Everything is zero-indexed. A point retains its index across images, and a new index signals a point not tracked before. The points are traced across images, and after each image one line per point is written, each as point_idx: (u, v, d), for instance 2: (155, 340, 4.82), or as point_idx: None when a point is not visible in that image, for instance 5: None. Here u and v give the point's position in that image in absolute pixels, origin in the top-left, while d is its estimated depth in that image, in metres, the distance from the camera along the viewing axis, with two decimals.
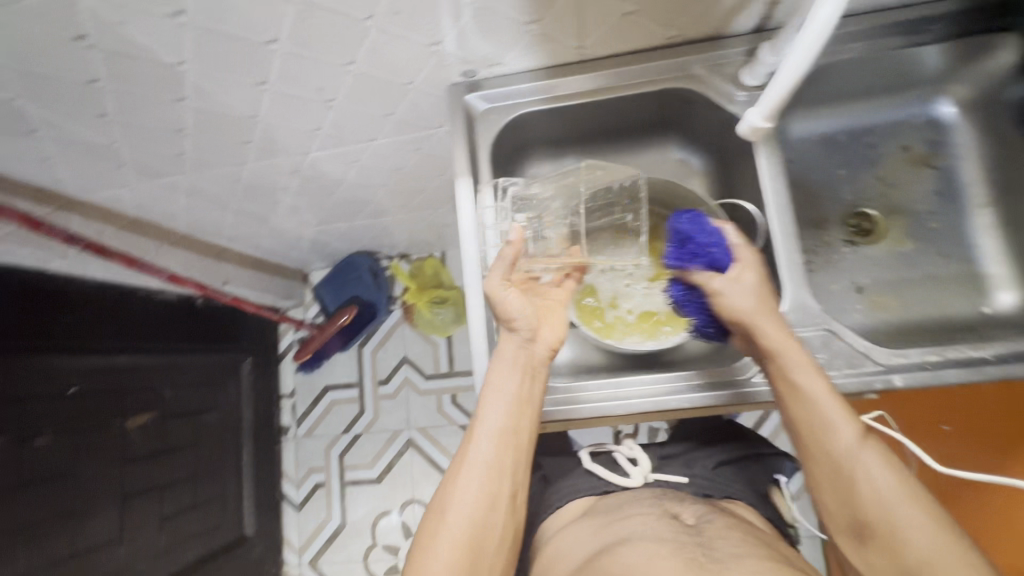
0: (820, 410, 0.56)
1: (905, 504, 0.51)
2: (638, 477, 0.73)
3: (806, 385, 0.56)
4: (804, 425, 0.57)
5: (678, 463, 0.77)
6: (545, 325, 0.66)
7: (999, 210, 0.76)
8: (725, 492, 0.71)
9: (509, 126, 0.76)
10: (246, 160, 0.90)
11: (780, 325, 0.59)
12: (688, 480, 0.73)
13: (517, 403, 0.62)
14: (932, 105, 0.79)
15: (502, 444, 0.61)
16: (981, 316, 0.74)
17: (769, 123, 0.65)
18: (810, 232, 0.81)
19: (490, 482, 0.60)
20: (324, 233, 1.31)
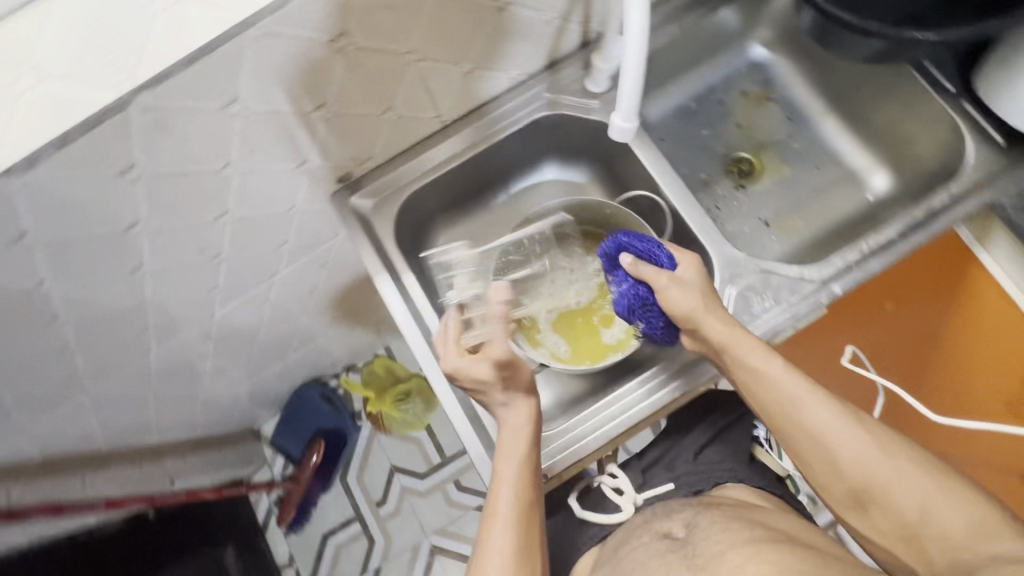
0: (783, 384, 0.58)
1: (894, 463, 0.55)
2: (628, 505, 0.73)
3: (765, 363, 0.59)
4: (773, 406, 0.59)
5: (663, 468, 0.76)
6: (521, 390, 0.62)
7: (839, 113, 0.86)
8: (714, 480, 0.73)
9: (403, 208, 0.76)
10: (148, 348, 0.83)
11: (724, 318, 0.61)
12: (675, 484, 0.74)
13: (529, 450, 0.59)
14: (748, 52, 0.89)
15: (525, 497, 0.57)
16: (870, 204, 0.83)
17: (632, 124, 0.68)
18: (704, 192, 0.87)
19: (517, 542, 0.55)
20: (261, 382, 1.23)
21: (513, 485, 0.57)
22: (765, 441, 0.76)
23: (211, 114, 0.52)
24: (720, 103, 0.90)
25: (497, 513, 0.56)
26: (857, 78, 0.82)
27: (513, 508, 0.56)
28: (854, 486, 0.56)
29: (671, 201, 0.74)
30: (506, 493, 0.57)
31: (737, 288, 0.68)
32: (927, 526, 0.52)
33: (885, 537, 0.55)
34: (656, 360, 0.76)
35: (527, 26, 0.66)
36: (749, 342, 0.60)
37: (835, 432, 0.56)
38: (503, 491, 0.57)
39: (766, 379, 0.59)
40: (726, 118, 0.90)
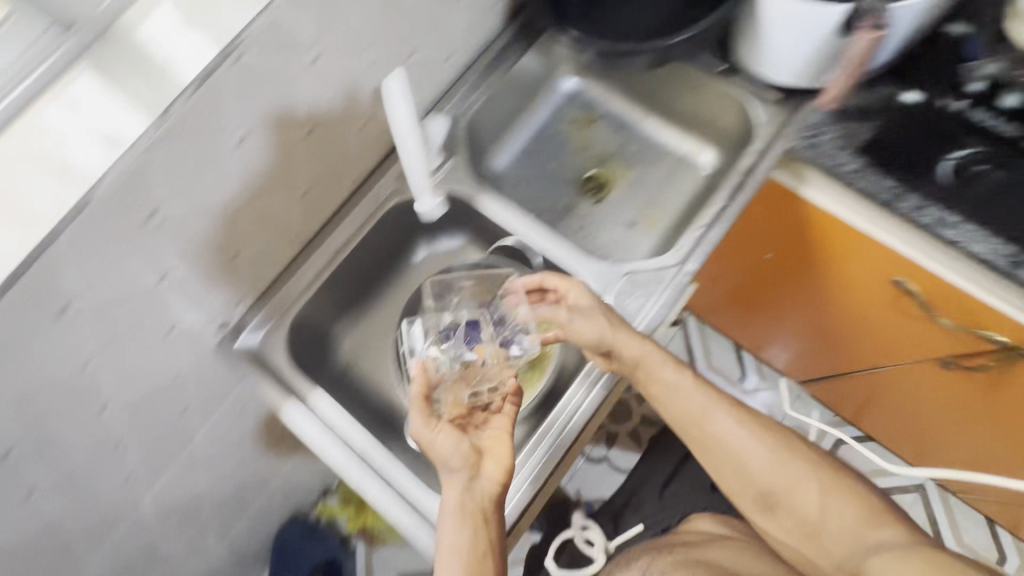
0: (694, 398, 0.72)
1: (790, 469, 0.70)
2: (600, 554, 1.06)
3: (679, 387, 0.72)
4: (687, 421, 0.72)
5: None
6: (487, 457, 0.62)
7: (653, 112, 0.96)
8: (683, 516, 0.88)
9: (293, 333, 0.78)
10: (82, 562, 0.78)
11: (633, 335, 0.69)
12: (644, 525, 1.07)
13: (463, 505, 0.59)
14: (560, 86, 0.98)
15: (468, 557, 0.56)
16: (707, 179, 0.91)
17: (439, 199, 0.79)
18: (570, 217, 0.94)
19: None
20: (231, 544, 1.17)
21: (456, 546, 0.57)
22: None
23: (53, 327, 0.53)
24: (557, 136, 0.97)
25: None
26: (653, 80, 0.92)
27: (456, 568, 0.56)
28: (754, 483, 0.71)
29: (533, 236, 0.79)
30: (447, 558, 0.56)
31: (613, 295, 0.73)
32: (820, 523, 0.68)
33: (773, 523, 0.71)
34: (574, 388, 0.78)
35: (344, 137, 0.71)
36: (665, 371, 0.71)
37: (737, 441, 0.71)
38: (445, 556, 0.56)
39: (687, 394, 0.72)
40: (566, 146, 0.98)
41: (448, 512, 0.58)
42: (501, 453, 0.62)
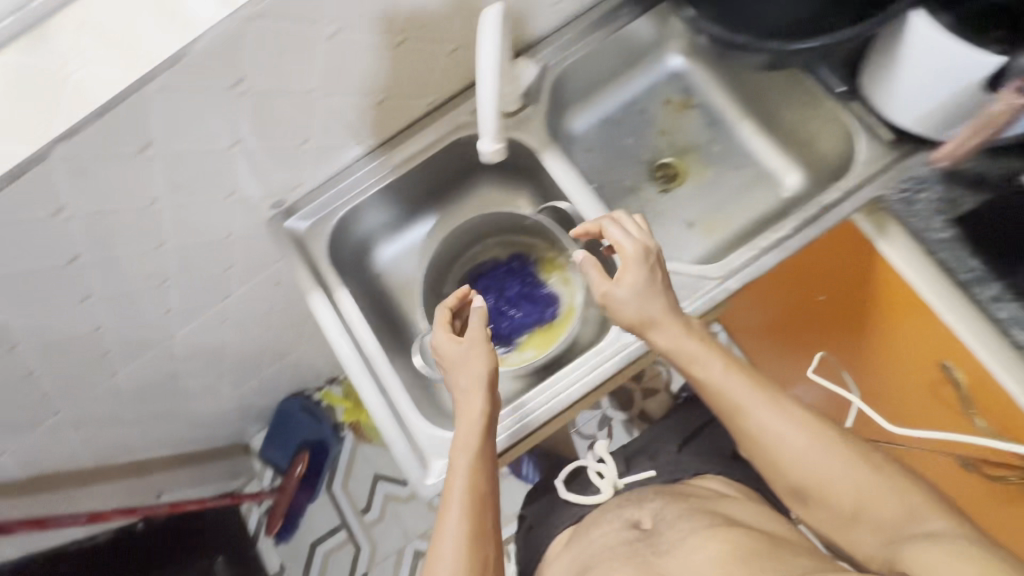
0: (725, 389, 0.64)
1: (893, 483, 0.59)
2: (609, 488, 0.86)
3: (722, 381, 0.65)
4: (722, 408, 0.65)
5: (645, 456, 0.89)
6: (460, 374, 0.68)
7: (755, 116, 0.90)
8: (688, 471, 0.85)
9: (336, 230, 0.82)
10: (118, 368, 0.90)
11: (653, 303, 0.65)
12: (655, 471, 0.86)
13: (478, 485, 0.63)
14: (666, 62, 0.93)
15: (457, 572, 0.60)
16: (786, 200, 0.86)
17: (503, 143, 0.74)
18: (630, 199, 0.92)
19: (468, 519, 0.62)
20: (242, 396, 1.35)
21: (452, 558, 0.60)
22: None
23: (129, 158, 0.58)
24: (718, 140, 0.92)
25: (448, 535, 0.61)
26: (761, 82, 0.86)
27: (459, 538, 0.61)
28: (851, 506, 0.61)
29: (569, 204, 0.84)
30: (448, 553, 0.60)
31: None
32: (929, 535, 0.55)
33: (846, 539, 0.63)
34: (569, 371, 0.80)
35: (480, 50, 0.65)
36: (710, 373, 0.64)
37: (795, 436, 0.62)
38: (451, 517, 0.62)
39: (733, 389, 0.64)
40: (648, 127, 0.95)
41: (464, 488, 0.63)
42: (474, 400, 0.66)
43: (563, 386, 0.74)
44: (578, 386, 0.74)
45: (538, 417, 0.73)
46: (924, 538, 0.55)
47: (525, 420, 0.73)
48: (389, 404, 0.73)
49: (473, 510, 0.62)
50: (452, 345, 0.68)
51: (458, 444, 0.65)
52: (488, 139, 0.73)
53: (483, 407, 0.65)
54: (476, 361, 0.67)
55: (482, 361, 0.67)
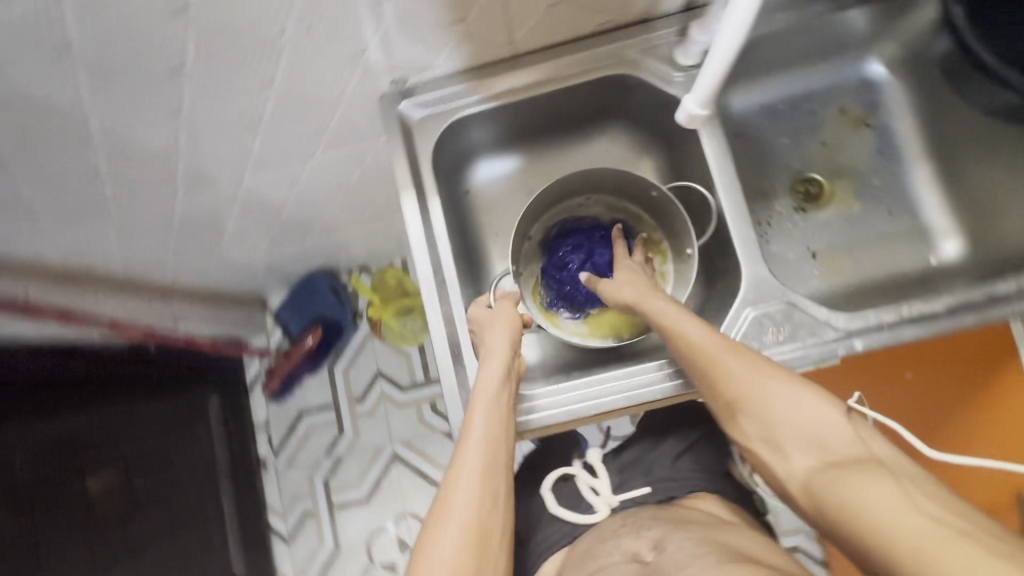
0: (713, 352, 0.59)
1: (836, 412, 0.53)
2: (603, 507, 0.74)
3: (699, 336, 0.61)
4: (704, 367, 0.60)
5: (639, 473, 0.77)
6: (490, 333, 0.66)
7: (935, 163, 0.79)
8: (690, 489, 0.73)
9: (449, 131, 0.74)
10: (178, 194, 0.86)
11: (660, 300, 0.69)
12: (652, 488, 0.74)
13: (494, 446, 0.60)
14: (863, 66, 0.81)
15: (464, 541, 0.56)
16: (931, 267, 0.76)
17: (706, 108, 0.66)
18: (761, 203, 0.82)
19: (478, 478, 0.59)
20: (277, 256, 1.32)
21: (462, 522, 0.56)
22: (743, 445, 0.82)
23: None
24: (881, 174, 0.81)
25: (461, 495, 0.58)
26: (973, 126, 0.73)
27: (474, 499, 0.57)
28: (785, 429, 0.54)
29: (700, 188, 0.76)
30: (458, 514, 0.57)
31: (756, 311, 0.65)
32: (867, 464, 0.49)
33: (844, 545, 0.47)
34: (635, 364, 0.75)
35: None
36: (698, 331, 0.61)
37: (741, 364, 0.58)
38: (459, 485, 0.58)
39: (726, 352, 0.59)
40: (811, 132, 0.84)
41: (481, 439, 0.60)
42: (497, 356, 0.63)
43: (642, 385, 0.67)
44: (660, 392, 0.66)
45: (604, 407, 0.66)
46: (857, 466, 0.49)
47: (586, 406, 0.66)
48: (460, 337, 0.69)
49: (487, 477, 0.59)
50: (480, 309, 0.68)
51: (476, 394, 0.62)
52: (694, 96, 0.65)
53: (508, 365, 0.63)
54: (507, 321, 0.67)
55: (507, 322, 0.66)
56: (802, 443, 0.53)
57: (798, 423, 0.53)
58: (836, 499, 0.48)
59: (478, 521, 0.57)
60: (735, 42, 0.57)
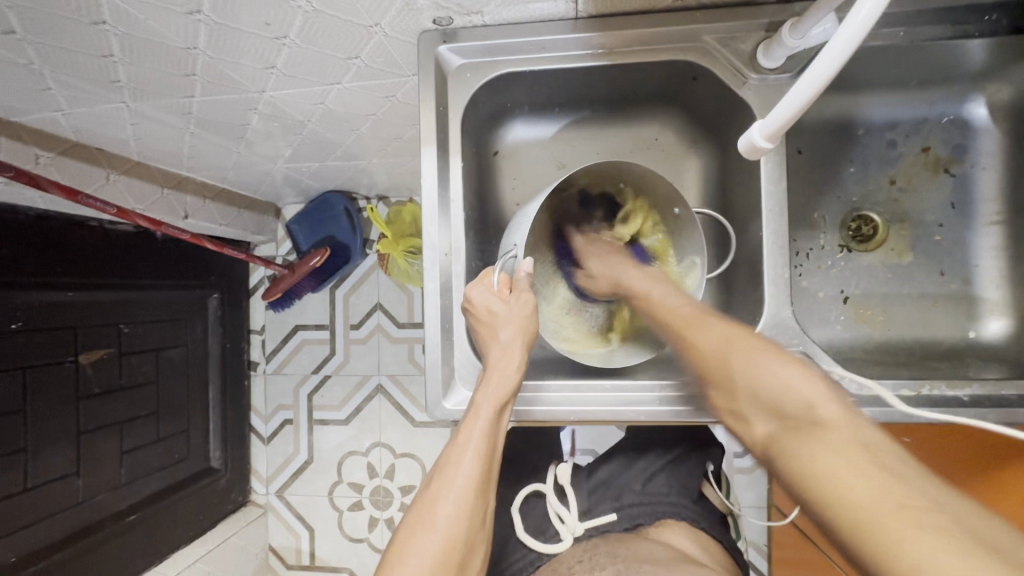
0: (677, 313, 0.62)
1: (784, 367, 0.52)
2: (569, 534, 0.72)
3: (670, 299, 0.65)
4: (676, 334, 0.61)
5: (607, 499, 0.77)
6: (507, 325, 0.62)
7: (1010, 229, 0.70)
8: (658, 517, 0.74)
9: (488, 87, 0.68)
10: (194, 94, 0.81)
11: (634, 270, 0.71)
12: (617, 515, 0.74)
13: (488, 459, 0.58)
14: (965, 104, 0.71)
15: (444, 556, 0.53)
16: (967, 342, 0.70)
17: (770, 143, 0.54)
18: (805, 232, 0.76)
19: (476, 474, 0.57)
20: (295, 170, 1.27)
21: (445, 533, 0.54)
22: (712, 477, 0.82)
23: None
24: (946, 230, 0.73)
25: (447, 504, 0.55)
26: None
27: (460, 514, 0.55)
28: (751, 396, 0.53)
29: (743, 205, 0.69)
30: (442, 526, 0.54)
31: None
32: (820, 423, 0.47)
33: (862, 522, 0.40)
34: (628, 374, 0.72)
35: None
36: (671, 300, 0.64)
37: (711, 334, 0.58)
38: (447, 480, 0.57)
39: (705, 330, 0.59)
40: (882, 166, 0.75)
41: (477, 444, 0.58)
42: (514, 355, 0.61)
43: (626, 402, 0.64)
44: (644, 414, 0.64)
45: (583, 415, 0.64)
46: (811, 428, 0.47)
47: (565, 408, 0.65)
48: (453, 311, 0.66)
49: (480, 480, 0.57)
50: (496, 300, 0.63)
51: (480, 396, 0.59)
52: (762, 125, 0.53)
53: (521, 364, 0.61)
54: (525, 315, 0.64)
55: (526, 320, 0.63)
56: (765, 410, 0.52)
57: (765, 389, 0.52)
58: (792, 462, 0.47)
59: (460, 533, 0.54)
60: (832, 72, 0.45)
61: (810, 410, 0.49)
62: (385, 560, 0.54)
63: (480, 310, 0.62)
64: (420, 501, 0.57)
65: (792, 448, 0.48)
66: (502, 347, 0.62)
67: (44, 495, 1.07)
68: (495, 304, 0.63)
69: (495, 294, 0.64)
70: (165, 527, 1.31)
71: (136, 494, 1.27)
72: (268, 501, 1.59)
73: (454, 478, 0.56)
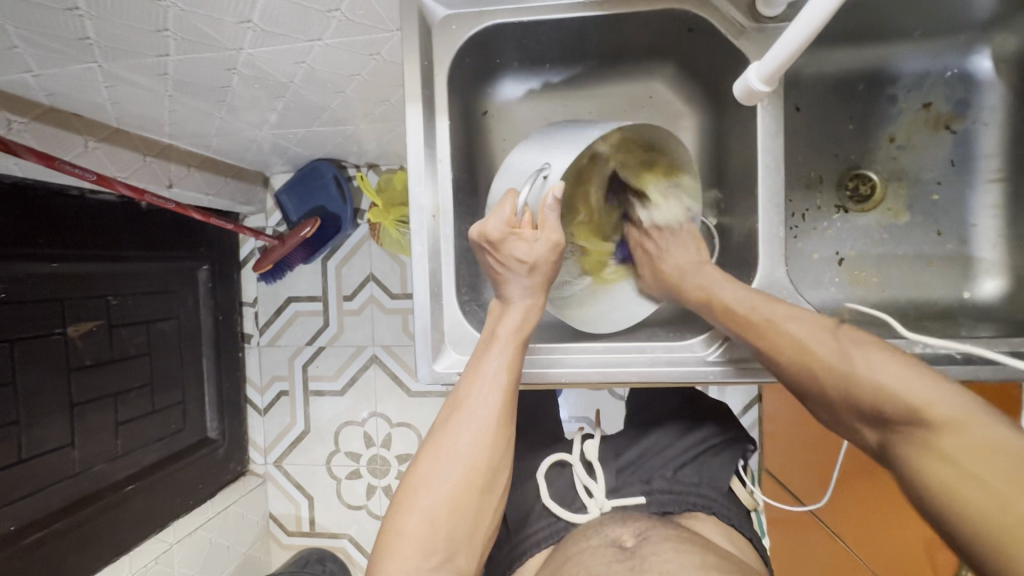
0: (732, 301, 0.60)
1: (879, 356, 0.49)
2: (594, 510, 0.72)
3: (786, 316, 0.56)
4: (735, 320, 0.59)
5: (636, 479, 0.76)
6: (530, 268, 0.60)
7: (1010, 187, 0.69)
8: (684, 505, 0.73)
9: (475, 41, 0.65)
10: (169, 53, 0.77)
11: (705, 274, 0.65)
12: (646, 500, 0.73)
13: (508, 390, 0.57)
14: (969, 57, 0.69)
15: (466, 481, 0.54)
16: (962, 302, 0.69)
17: (768, 87, 0.53)
18: (801, 192, 0.74)
19: (496, 406, 0.56)
20: (281, 138, 1.24)
21: (467, 462, 0.54)
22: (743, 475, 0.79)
23: None
24: (943, 191, 0.72)
25: (467, 434, 0.55)
26: None
27: (480, 443, 0.55)
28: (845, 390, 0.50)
29: (739, 163, 0.67)
30: (465, 455, 0.54)
31: None
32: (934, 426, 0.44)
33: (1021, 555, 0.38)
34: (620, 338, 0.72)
35: None
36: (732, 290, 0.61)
37: (795, 328, 0.55)
38: (463, 415, 0.56)
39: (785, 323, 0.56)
40: (883, 123, 0.73)
41: (495, 378, 0.57)
42: (529, 307, 0.61)
43: (618, 362, 0.64)
44: (633, 374, 0.64)
45: (574, 377, 0.64)
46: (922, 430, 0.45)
47: (554, 370, 0.65)
48: (440, 274, 0.65)
49: (501, 415, 0.56)
50: (514, 239, 0.59)
51: (494, 337, 0.60)
52: (758, 67, 0.52)
53: (536, 310, 0.62)
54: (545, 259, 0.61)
55: (555, 262, 0.61)
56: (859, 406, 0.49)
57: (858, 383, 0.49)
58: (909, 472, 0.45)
59: (481, 469, 0.54)
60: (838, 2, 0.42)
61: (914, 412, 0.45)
62: (398, 498, 0.55)
63: (498, 248, 0.60)
64: (437, 430, 0.57)
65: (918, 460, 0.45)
66: (526, 289, 0.61)
67: (39, 468, 1.07)
68: (516, 245, 0.59)
69: (516, 236, 0.60)
70: (164, 497, 1.33)
71: (133, 465, 1.28)
72: (266, 470, 1.61)
73: (473, 410, 0.56)
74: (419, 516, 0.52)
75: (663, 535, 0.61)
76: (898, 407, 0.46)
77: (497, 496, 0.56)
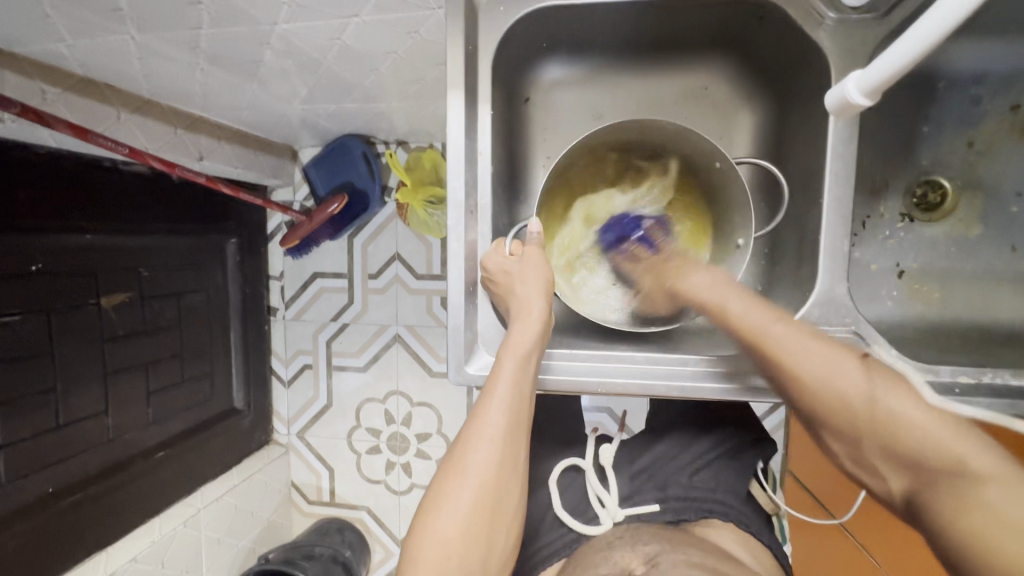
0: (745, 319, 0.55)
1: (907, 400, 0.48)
2: (607, 519, 0.70)
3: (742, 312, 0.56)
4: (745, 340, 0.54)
5: (652, 486, 0.74)
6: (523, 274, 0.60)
7: None
8: (701, 513, 0.70)
9: (523, 23, 0.61)
10: (201, 25, 0.75)
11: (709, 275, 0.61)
12: (659, 508, 0.71)
13: (518, 407, 0.55)
14: None
15: (476, 506, 0.51)
16: None
17: (867, 101, 0.48)
18: (863, 198, 0.69)
19: (506, 422, 0.54)
20: (311, 112, 1.21)
21: (478, 482, 0.52)
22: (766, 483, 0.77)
23: None
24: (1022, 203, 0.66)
25: (479, 453, 0.53)
26: None
27: (492, 461, 0.53)
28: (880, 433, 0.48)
29: (799, 165, 0.63)
30: (477, 474, 0.52)
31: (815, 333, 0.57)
32: (977, 477, 0.43)
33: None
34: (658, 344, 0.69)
35: None
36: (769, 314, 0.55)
37: (809, 362, 0.51)
38: (473, 434, 0.54)
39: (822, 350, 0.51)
40: (962, 125, 0.67)
41: (506, 395, 0.55)
42: (534, 314, 0.58)
43: (659, 374, 0.62)
44: (674, 389, 0.61)
45: (611, 388, 0.62)
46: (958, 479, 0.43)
47: (591, 379, 0.62)
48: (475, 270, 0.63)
49: (512, 428, 0.54)
50: (503, 256, 0.61)
51: (506, 347, 0.57)
52: (860, 78, 0.47)
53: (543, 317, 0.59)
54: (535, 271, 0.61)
55: (542, 271, 0.61)
56: (892, 454, 0.47)
57: (893, 425, 0.47)
58: (938, 522, 0.44)
59: (493, 488, 0.52)
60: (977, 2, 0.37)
61: (954, 462, 0.44)
62: (412, 524, 0.53)
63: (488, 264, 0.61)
64: (450, 449, 0.55)
65: (934, 506, 0.45)
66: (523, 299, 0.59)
67: (75, 433, 1.10)
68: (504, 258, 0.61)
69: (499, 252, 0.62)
70: (191, 463, 1.37)
71: (163, 432, 1.31)
72: (289, 441, 1.64)
73: (483, 428, 0.53)
74: (432, 541, 0.50)
75: (690, 553, 0.59)
76: (940, 457, 0.45)
77: (514, 508, 0.55)
